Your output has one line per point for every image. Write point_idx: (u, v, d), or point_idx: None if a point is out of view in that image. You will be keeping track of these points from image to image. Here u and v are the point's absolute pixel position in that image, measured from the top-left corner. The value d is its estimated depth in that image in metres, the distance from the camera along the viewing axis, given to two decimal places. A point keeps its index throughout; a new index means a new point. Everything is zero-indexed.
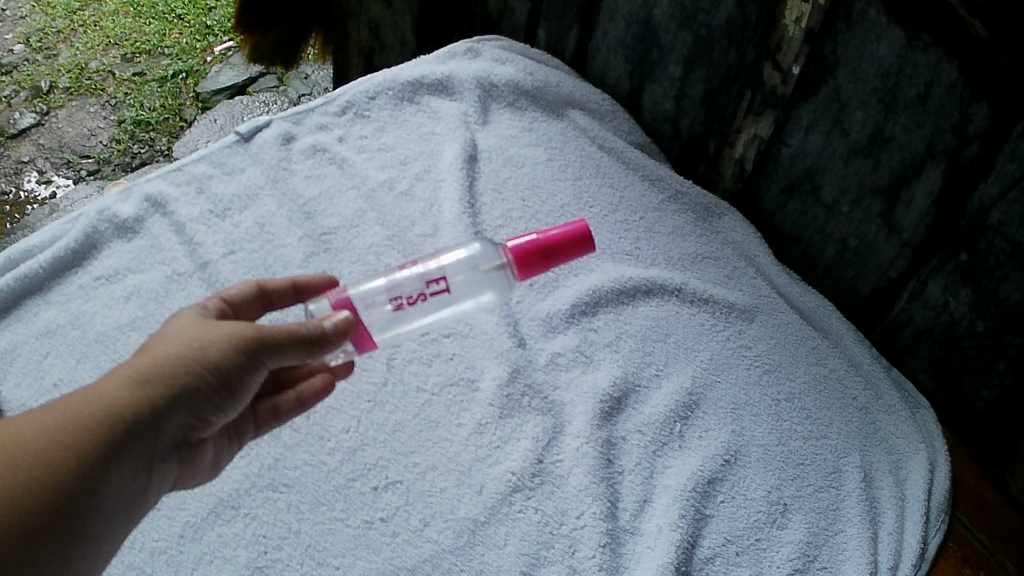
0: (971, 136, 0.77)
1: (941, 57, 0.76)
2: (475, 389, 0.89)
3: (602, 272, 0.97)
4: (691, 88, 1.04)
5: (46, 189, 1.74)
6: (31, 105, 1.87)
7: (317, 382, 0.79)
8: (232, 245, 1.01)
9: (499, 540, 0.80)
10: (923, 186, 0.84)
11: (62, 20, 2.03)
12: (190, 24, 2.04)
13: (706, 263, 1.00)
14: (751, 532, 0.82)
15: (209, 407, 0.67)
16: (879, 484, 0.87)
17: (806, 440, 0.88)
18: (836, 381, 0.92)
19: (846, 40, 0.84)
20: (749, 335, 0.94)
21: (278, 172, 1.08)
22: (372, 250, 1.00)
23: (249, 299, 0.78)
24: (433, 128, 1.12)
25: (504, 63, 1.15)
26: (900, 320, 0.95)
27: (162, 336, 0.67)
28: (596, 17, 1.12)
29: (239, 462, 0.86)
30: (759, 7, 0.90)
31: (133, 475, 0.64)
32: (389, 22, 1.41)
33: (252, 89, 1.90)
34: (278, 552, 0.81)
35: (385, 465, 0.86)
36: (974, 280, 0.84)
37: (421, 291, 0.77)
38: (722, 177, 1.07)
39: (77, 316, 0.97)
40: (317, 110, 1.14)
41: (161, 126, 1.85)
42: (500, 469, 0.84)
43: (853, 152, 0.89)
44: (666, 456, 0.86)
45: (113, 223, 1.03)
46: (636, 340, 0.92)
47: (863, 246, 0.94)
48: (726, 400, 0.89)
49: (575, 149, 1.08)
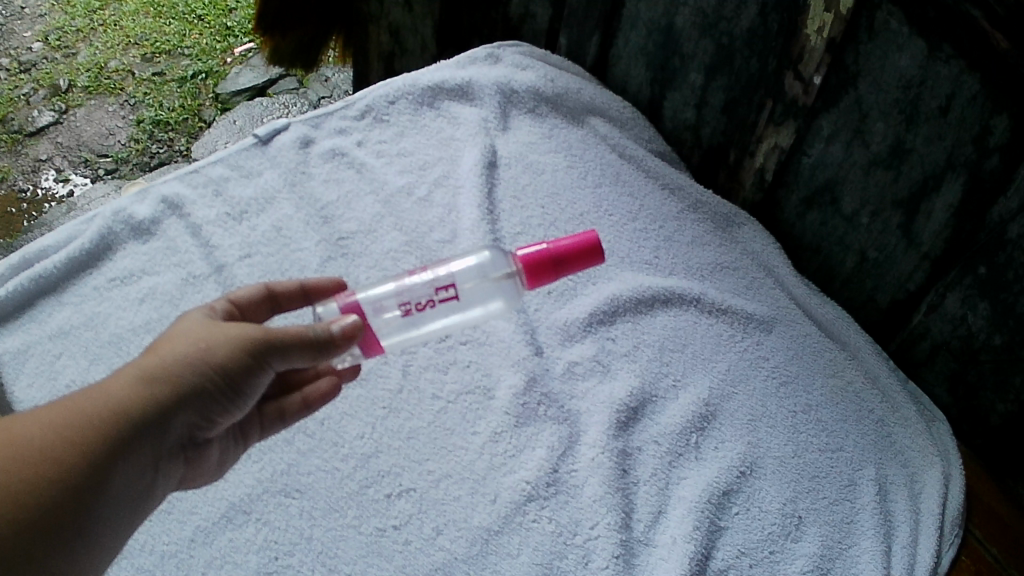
0: (992, 149, 0.77)
1: (963, 69, 0.76)
2: (492, 397, 0.89)
3: (621, 281, 0.97)
4: (712, 96, 1.03)
5: (64, 188, 1.74)
6: (50, 104, 1.87)
7: (324, 384, 0.78)
8: (248, 248, 1.01)
9: (512, 549, 0.80)
10: (943, 198, 0.83)
11: (82, 19, 2.03)
12: (210, 24, 2.05)
13: (725, 273, 0.99)
14: (765, 544, 0.81)
15: (215, 408, 0.66)
16: (893, 497, 0.86)
17: (822, 452, 0.87)
18: (853, 393, 0.92)
19: (868, 51, 0.83)
20: (767, 346, 0.93)
21: (297, 175, 1.08)
22: (389, 256, 1.00)
23: (257, 302, 0.78)
24: (453, 133, 1.11)
25: (524, 68, 1.14)
26: (918, 332, 0.94)
27: (171, 336, 0.66)
28: (617, 23, 1.11)
29: (251, 467, 0.86)
30: (781, 16, 0.89)
31: (139, 474, 0.63)
32: (410, 26, 1.41)
33: (272, 91, 1.90)
34: (289, 558, 0.80)
35: (399, 472, 0.85)
36: (993, 294, 0.83)
37: (430, 298, 0.76)
38: (742, 186, 1.07)
39: (91, 317, 0.97)
40: (337, 114, 1.14)
41: (180, 126, 1.85)
42: (515, 478, 0.83)
43: (873, 163, 0.88)
44: (681, 467, 0.85)
45: (130, 224, 1.03)
46: (654, 349, 0.92)
47: (882, 257, 0.93)
48: (742, 411, 0.89)
49: (594, 157, 1.08)
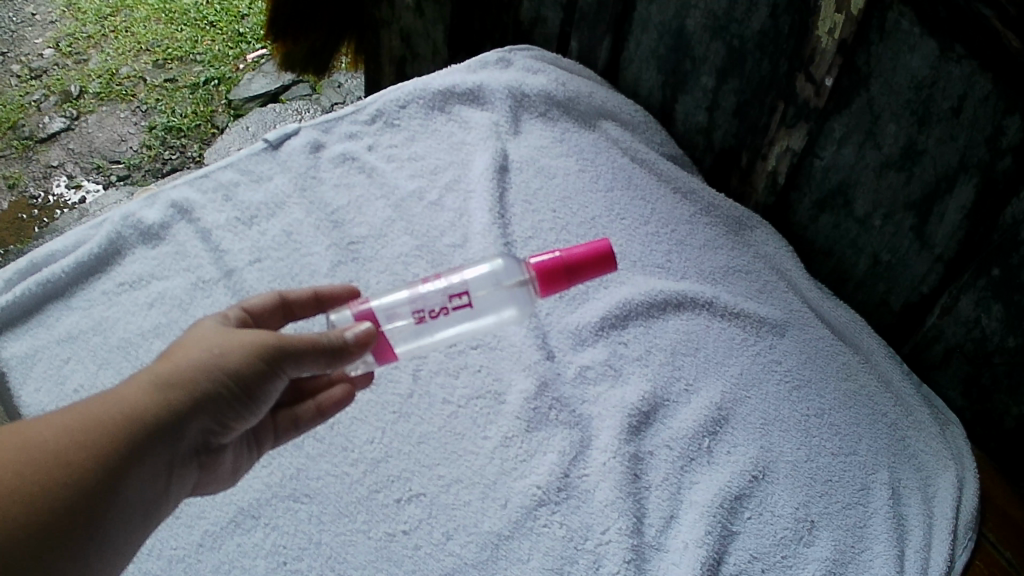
0: (1004, 149, 0.76)
1: (975, 69, 0.75)
2: (503, 402, 0.88)
3: (633, 284, 0.96)
4: (723, 99, 1.03)
5: (76, 194, 1.74)
6: (61, 110, 1.87)
7: (337, 392, 0.78)
8: (258, 253, 1.01)
9: (523, 554, 0.79)
10: (956, 201, 0.82)
11: (93, 26, 2.04)
12: (222, 30, 2.05)
13: (737, 276, 0.99)
14: (777, 549, 0.80)
15: (230, 415, 0.66)
16: (907, 502, 0.85)
17: (834, 456, 0.86)
18: (866, 397, 0.91)
19: (879, 52, 0.83)
20: (780, 351, 0.93)
21: (308, 180, 1.08)
22: (400, 260, 0.99)
23: (270, 310, 0.77)
24: (464, 137, 1.11)
25: (536, 72, 1.14)
26: (931, 335, 0.94)
27: (185, 343, 0.66)
28: (628, 26, 1.11)
29: (260, 472, 0.86)
30: (793, 17, 0.89)
31: (153, 480, 0.63)
32: (422, 31, 1.41)
33: (285, 97, 1.89)
34: (297, 562, 0.80)
35: (409, 477, 0.85)
36: (1006, 296, 0.83)
37: (443, 305, 0.75)
38: (754, 190, 1.06)
39: (100, 322, 0.96)
40: (347, 119, 1.14)
41: (192, 133, 1.85)
42: (525, 483, 0.83)
43: (886, 166, 0.88)
44: (693, 472, 0.84)
45: (138, 229, 1.03)
46: (667, 354, 0.91)
47: (895, 260, 0.92)
48: (754, 415, 0.88)
49: (606, 160, 1.07)
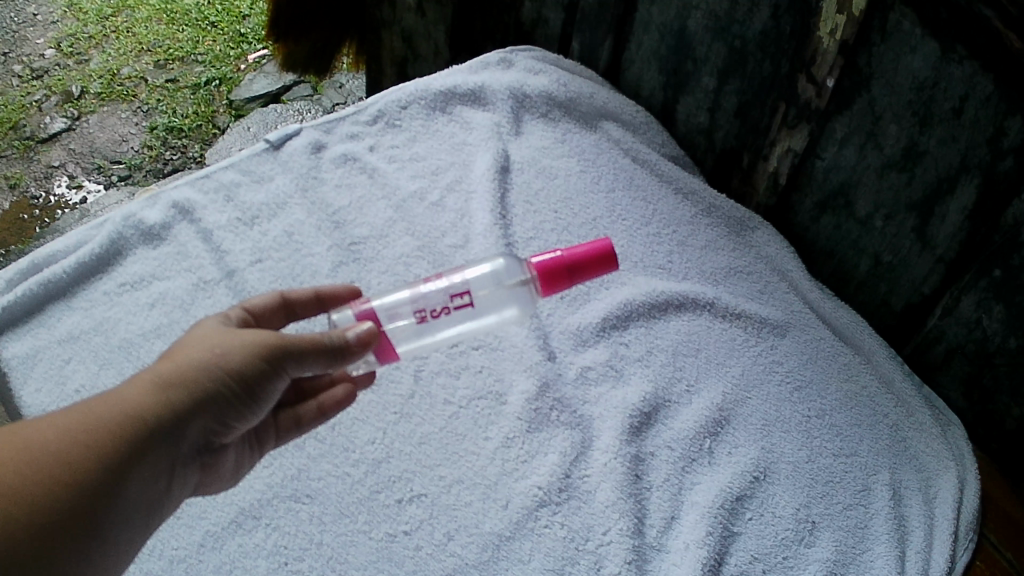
0: (1005, 150, 0.76)
1: (976, 70, 0.75)
2: (504, 403, 0.88)
3: (634, 285, 0.96)
4: (725, 100, 1.03)
5: (77, 195, 1.74)
6: (62, 110, 1.87)
7: (338, 392, 0.78)
8: (259, 254, 1.01)
9: (524, 555, 0.79)
10: (957, 202, 0.82)
11: (94, 26, 2.04)
12: (224, 31, 2.05)
13: (738, 277, 0.99)
14: (779, 549, 0.80)
15: (232, 415, 0.66)
16: (908, 502, 0.85)
17: (836, 457, 0.86)
18: (867, 397, 0.91)
19: (880, 53, 0.83)
20: (781, 351, 0.93)
21: (309, 181, 1.08)
22: (401, 260, 0.99)
23: (271, 310, 0.77)
24: (466, 138, 1.11)
25: (537, 72, 1.14)
26: (932, 336, 0.94)
27: (187, 343, 0.66)
28: (630, 27, 1.11)
29: (261, 472, 0.86)
30: (794, 18, 0.89)
31: (155, 480, 0.63)
32: (424, 32, 1.41)
33: (286, 98, 1.89)
34: (298, 563, 0.80)
35: (410, 478, 0.85)
36: (1007, 297, 0.83)
37: (445, 305, 0.75)
38: (756, 191, 1.06)
39: (101, 322, 0.97)
40: (349, 119, 1.14)
41: (193, 133, 1.85)
42: (526, 484, 0.83)
43: (887, 167, 0.88)
44: (694, 472, 0.84)
45: (139, 229, 1.03)
46: (668, 354, 0.91)
47: (897, 261, 0.92)
48: (756, 416, 0.88)
49: (608, 161, 1.07)
